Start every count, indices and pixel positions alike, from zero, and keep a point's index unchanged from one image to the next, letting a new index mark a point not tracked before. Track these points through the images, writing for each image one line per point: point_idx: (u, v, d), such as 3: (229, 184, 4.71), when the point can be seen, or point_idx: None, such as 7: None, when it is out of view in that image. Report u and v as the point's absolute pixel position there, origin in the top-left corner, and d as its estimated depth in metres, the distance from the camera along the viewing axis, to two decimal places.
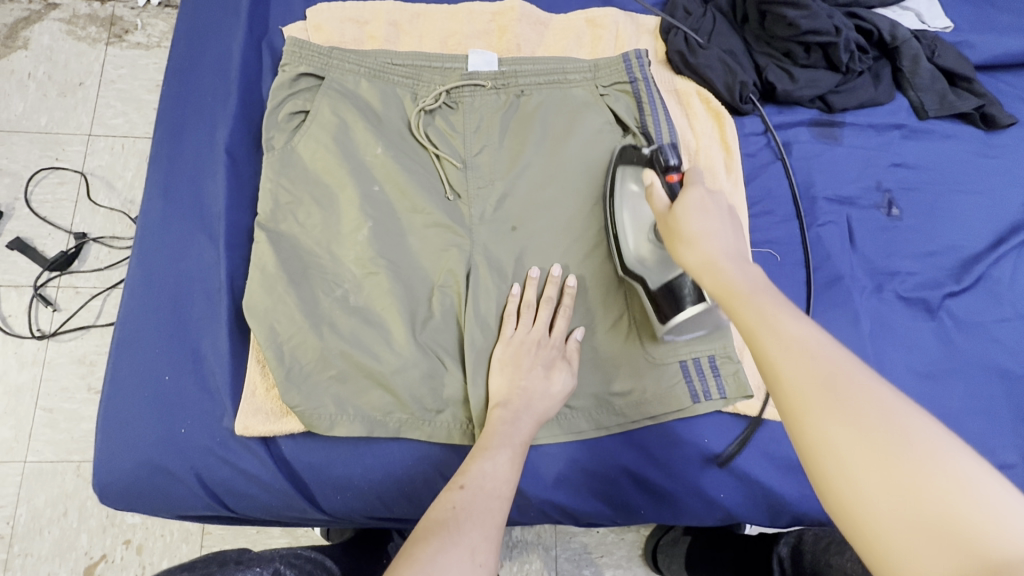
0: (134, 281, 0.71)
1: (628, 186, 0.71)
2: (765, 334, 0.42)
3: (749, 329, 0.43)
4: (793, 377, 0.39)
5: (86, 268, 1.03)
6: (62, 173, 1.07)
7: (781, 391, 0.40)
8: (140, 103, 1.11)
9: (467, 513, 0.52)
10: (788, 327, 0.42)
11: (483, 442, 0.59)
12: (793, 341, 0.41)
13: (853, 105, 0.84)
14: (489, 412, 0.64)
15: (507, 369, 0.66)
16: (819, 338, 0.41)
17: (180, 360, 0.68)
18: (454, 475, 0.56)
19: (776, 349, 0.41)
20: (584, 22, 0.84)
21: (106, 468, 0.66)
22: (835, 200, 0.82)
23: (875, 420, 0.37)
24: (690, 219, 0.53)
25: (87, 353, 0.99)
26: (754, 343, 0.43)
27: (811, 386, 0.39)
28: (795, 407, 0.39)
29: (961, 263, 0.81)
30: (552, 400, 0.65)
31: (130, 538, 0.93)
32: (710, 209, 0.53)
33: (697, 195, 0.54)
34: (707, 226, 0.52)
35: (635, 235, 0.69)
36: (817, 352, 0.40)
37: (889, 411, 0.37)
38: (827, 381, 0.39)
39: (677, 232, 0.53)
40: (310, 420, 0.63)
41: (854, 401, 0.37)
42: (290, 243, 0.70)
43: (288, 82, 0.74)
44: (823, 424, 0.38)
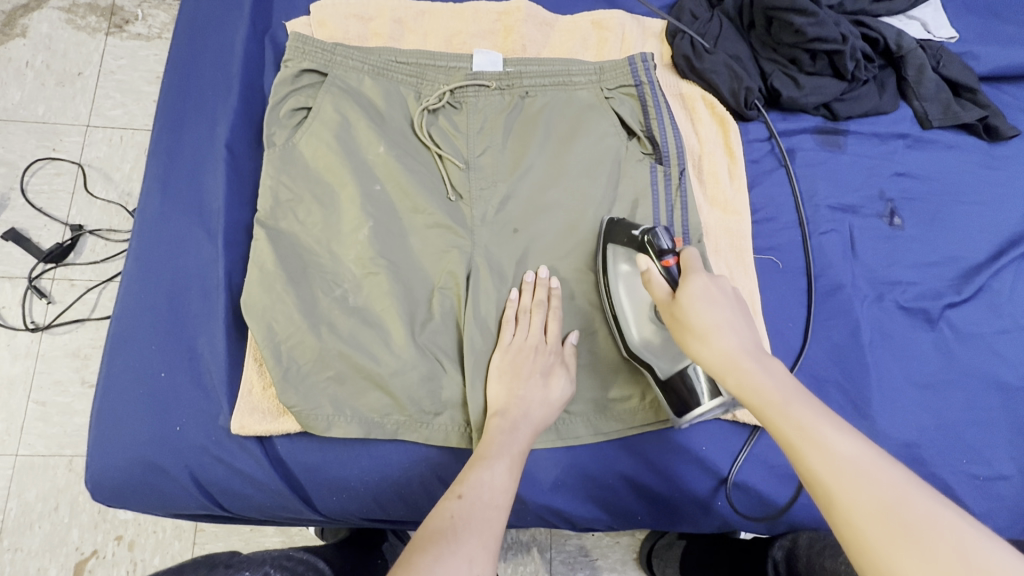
0: (131, 276, 0.70)
1: (620, 268, 0.69)
2: (810, 455, 0.43)
3: (791, 447, 0.44)
4: (851, 506, 0.40)
5: (81, 261, 1.02)
6: (58, 164, 1.05)
7: (841, 521, 0.40)
8: (139, 94, 1.10)
9: (465, 522, 0.51)
10: (830, 447, 0.42)
11: (481, 451, 0.59)
12: (839, 464, 0.41)
13: (857, 113, 0.84)
14: (488, 420, 0.63)
15: (504, 377, 0.65)
16: (863, 456, 0.41)
17: (177, 357, 0.67)
18: (452, 484, 0.56)
19: (820, 465, 0.42)
20: (590, 24, 0.83)
21: (100, 465, 0.65)
22: (838, 208, 0.82)
23: (945, 552, 0.36)
24: (703, 312, 0.54)
25: (82, 346, 0.98)
26: (801, 464, 0.44)
27: (872, 517, 0.39)
28: (861, 543, 0.39)
29: (962, 274, 0.81)
30: (551, 407, 0.65)
31: (121, 534, 0.93)
32: (718, 298, 0.55)
33: (700, 283, 0.56)
34: (718, 318, 0.53)
35: (636, 319, 0.68)
36: (866, 476, 0.40)
37: (956, 538, 0.36)
38: (885, 510, 0.39)
39: (690, 327, 0.55)
40: (307, 421, 0.63)
41: (919, 531, 0.37)
42: (290, 241, 0.69)
43: (290, 77, 0.74)
44: (893, 560, 0.37)
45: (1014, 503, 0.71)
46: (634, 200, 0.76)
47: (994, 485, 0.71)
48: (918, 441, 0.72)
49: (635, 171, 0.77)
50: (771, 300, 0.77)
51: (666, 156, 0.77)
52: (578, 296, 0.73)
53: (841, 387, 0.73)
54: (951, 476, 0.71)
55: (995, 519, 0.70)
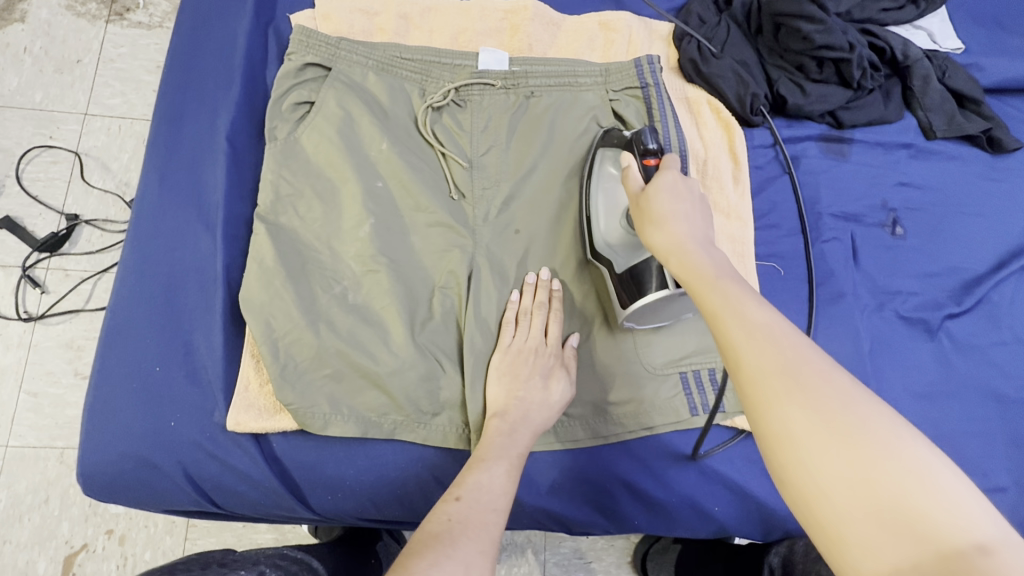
0: (127, 269, 0.69)
1: (606, 168, 0.71)
2: (726, 316, 0.43)
3: (713, 311, 0.44)
4: (752, 358, 0.40)
5: (77, 251, 1.01)
6: (55, 152, 1.04)
7: (742, 371, 0.40)
8: (139, 84, 1.09)
9: (463, 525, 0.51)
10: (749, 310, 0.42)
11: (479, 453, 0.59)
12: (753, 322, 0.41)
13: (862, 122, 0.84)
14: (487, 423, 0.62)
15: (504, 379, 0.65)
16: (780, 319, 0.41)
17: (172, 352, 0.66)
18: (450, 487, 0.55)
19: (733, 324, 0.42)
20: (597, 25, 0.83)
21: (91, 459, 0.64)
22: (841, 216, 0.81)
23: (833, 401, 0.36)
24: (663, 203, 0.55)
25: (75, 337, 0.97)
26: (716, 324, 0.43)
27: (771, 367, 0.39)
28: (755, 390, 0.39)
29: (962, 285, 0.81)
30: (551, 410, 0.65)
31: (112, 528, 0.92)
32: (681, 194, 0.56)
33: (670, 180, 0.57)
34: (678, 209, 0.54)
35: (608, 218, 0.69)
36: (778, 334, 0.40)
37: (847, 390, 0.37)
38: (786, 361, 0.39)
39: (649, 213, 0.56)
40: (304, 419, 0.62)
41: (814, 383, 0.37)
42: (289, 236, 0.68)
43: (294, 71, 0.73)
44: (781, 406, 0.37)
45: (1008, 515, 0.71)
46: None
47: (990, 497, 0.71)
48: None
49: None
50: (771, 307, 0.77)
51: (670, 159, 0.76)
52: (579, 299, 0.73)
53: None
54: None
55: None
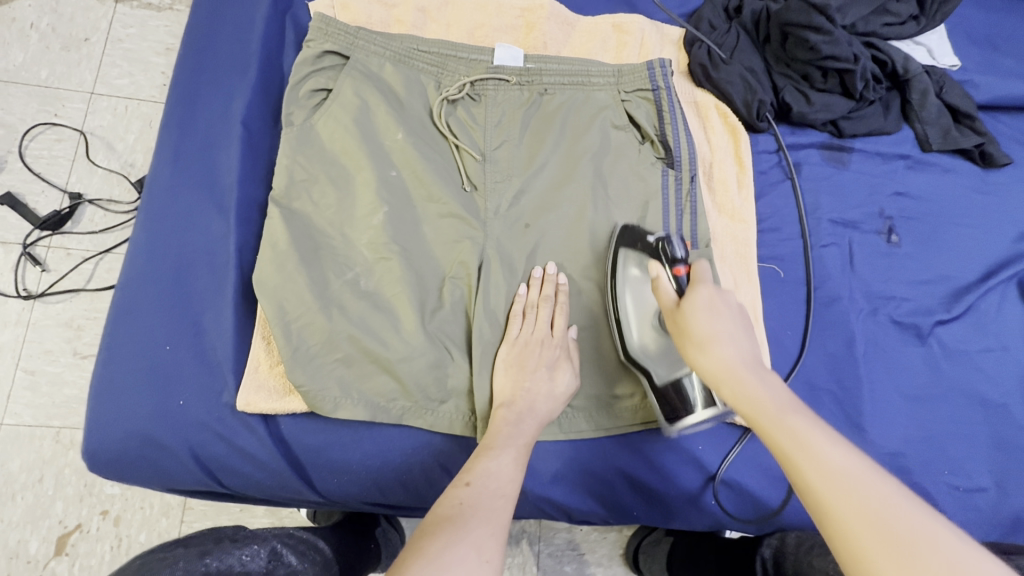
0: (139, 248, 0.70)
1: (630, 270, 0.72)
2: (801, 459, 0.45)
3: (784, 453, 0.47)
4: (841, 511, 0.42)
5: (79, 230, 1.00)
6: (59, 130, 1.03)
7: (829, 524, 0.42)
8: (146, 65, 1.08)
9: (472, 509, 0.52)
10: (824, 453, 0.45)
11: (487, 441, 0.60)
12: (831, 469, 0.44)
13: (862, 132, 0.87)
14: (494, 412, 0.64)
15: (511, 369, 0.66)
16: (856, 465, 0.44)
17: (181, 331, 0.66)
18: (459, 473, 0.56)
19: (810, 468, 0.44)
20: (611, 27, 0.84)
21: (98, 436, 0.64)
22: (839, 223, 0.84)
23: (932, 560, 0.38)
24: (705, 324, 0.57)
25: (75, 317, 0.97)
26: (792, 468, 0.46)
27: (861, 522, 0.41)
28: (851, 548, 0.40)
29: (953, 293, 0.84)
30: (556, 400, 0.66)
31: (107, 509, 0.91)
32: (720, 309, 0.58)
33: (706, 294, 0.59)
34: (720, 330, 0.56)
35: (638, 325, 0.70)
36: (859, 484, 0.42)
37: (941, 545, 0.38)
38: (876, 517, 0.41)
39: (692, 336, 0.57)
40: (314, 402, 0.63)
41: (907, 540, 0.39)
42: (302, 221, 0.69)
43: (312, 58, 0.74)
44: (880, 565, 0.39)
45: (989, 514, 0.74)
46: (643, 202, 0.77)
47: (972, 496, 0.74)
48: (904, 451, 0.75)
49: (647, 173, 0.78)
50: (770, 307, 0.79)
51: (678, 161, 0.78)
52: (586, 295, 0.75)
53: (833, 396, 0.76)
54: (933, 486, 0.74)
55: (971, 529, 0.73)
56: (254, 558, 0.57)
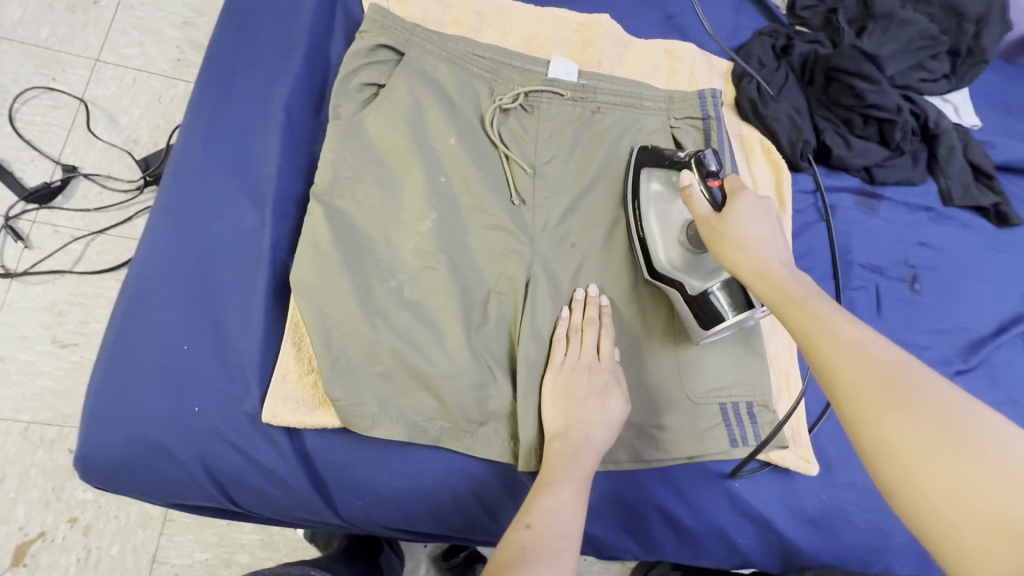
0: (159, 234, 0.64)
1: (651, 187, 0.71)
2: (820, 336, 0.43)
3: (803, 331, 0.45)
4: (851, 377, 0.40)
5: (69, 206, 0.91)
6: (56, 96, 0.95)
7: (837, 389, 0.40)
8: (160, 37, 1.01)
9: (535, 556, 0.51)
10: (842, 328, 0.43)
11: (543, 477, 0.58)
12: (846, 340, 0.42)
13: (892, 181, 0.89)
14: (546, 445, 0.61)
15: (560, 400, 0.63)
16: (873, 337, 0.41)
17: (202, 330, 0.61)
18: (519, 513, 0.55)
19: (828, 343, 0.42)
20: (663, 52, 0.84)
21: (96, 440, 0.57)
22: (868, 267, 0.85)
23: (935, 413, 0.36)
24: (744, 227, 0.55)
25: (58, 301, 0.88)
26: (809, 343, 0.44)
27: (868, 382, 0.39)
28: (854, 408, 0.39)
29: (968, 345, 0.84)
30: (610, 427, 0.62)
31: (76, 516, 0.82)
32: (762, 216, 0.56)
33: (749, 201, 0.56)
34: (761, 235, 0.54)
35: (663, 237, 0.69)
36: (872, 351, 0.40)
37: (949, 401, 0.36)
38: (885, 377, 0.39)
39: (731, 237, 0.55)
40: (350, 418, 0.58)
41: (912, 396, 0.37)
42: (344, 220, 0.64)
43: (365, 50, 0.70)
44: (879, 418, 0.37)
45: None
46: None
47: None
48: None
49: None
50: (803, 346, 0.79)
51: None
52: (628, 320, 0.72)
53: None
54: None
55: None
56: None
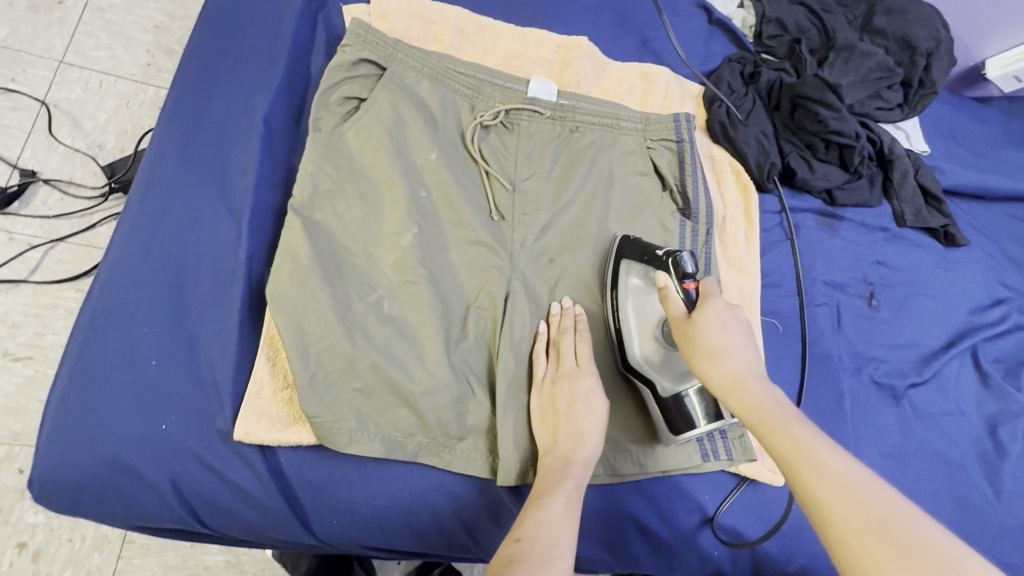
0: (129, 247, 0.62)
1: (630, 280, 0.71)
2: (805, 466, 0.43)
3: (786, 458, 0.45)
4: (843, 522, 0.40)
5: (27, 212, 0.87)
6: (15, 97, 0.91)
7: (830, 530, 0.40)
8: (129, 40, 0.98)
9: (527, 567, 0.49)
10: (827, 459, 0.43)
11: (535, 491, 0.58)
12: (832, 474, 0.42)
13: (851, 203, 0.94)
14: (540, 462, 0.61)
15: (547, 415, 0.64)
16: (859, 472, 0.42)
17: (173, 345, 0.59)
18: (510, 528, 0.54)
19: (813, 475, 0.43)
20: (638, 75, 0.87)
21: (57, 461, 0.55)
22: (830, 285, 0.89)
23: (927, 564, 0.36)
24: (713, 337, 0.56)
25: (11, 312, 0.83)
26: (795, 475, 0.44)
27: (860, 529, 0.39)
28: (851, 556, 0.39)
29: (921, 358, 0.89)
30: (596, 433, 0.63)
31: (26, 541, 0.77)
32: (732, 324, 0.56)
33: (718, 308, 0.57)
34: (731, 342, 0.55)
35: (639, 335, 0.69)
36: (860, 491, 0.41)
37: (944, 553, 0.37)
38: (877, 521, 0.39)
39: (701, 348, 0.56)
40: (327, 435, 0.57)
41: (905, 545, 0.37)
42: (324, 234, 0.63)
43: (347, 64, 0.70)
44: (880, 569, 0.37)
45: None
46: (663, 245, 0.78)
47: None
48: None
49: (667, 222, 0.80)
50: (770, 360, 0.82)
51: (695, 214, 0.81)
52: (605, 335, 0.74)
53: None
54: None
55: None
56: None
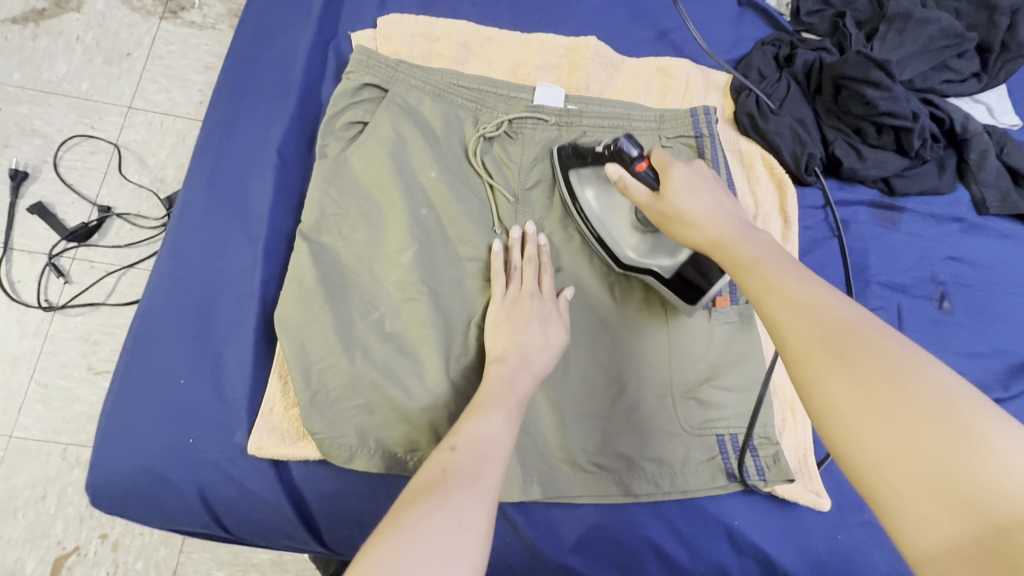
0: (163, 274, 0.68)
1: (585, 194, 0.70)
2: (771, 300, 0.43)
3: (756, 295, 0.44)
4: (797, 340, 0.39)
5: (104, 243, 0.99)
6: (94, 142, 1.04)
7: (787, 351, 0.40)
8: (184, 82, 1.09)
9: (457, 475, 0.47)
10: (792, 291, 0.42)
11: (477, 401, 0.56)
12: (796, 301, 0.41)
13: (915, 191, 0.82)
14: (487, 366, 0.61)
15: (501, 326, 0.64)
16: (825, 296, 0.41)
17: (199, 365, 0.64)
18: (445, 436, 0.52)
19: (776, 306, 0.42)
20: (655, 70, 0.82)
21: (104, 470, 0.62)
22: (888, 285, 0.79)
23: (870, 367, 0.35)
24: (685, 202, 0.55)
25: (92, 331, 0.95)
26: (761, 307, 0.44)
27: (813, 344, 0.38)
28: (802, 370, 0.39)
29: (1009, 369, 0.76)
30: (549, 355, 0.63)
31: (106, 532, 0.88)
32: (697, 187, 0.56)
33: (678, 175, 0.57)
34: (701, 203, 0.55)
35: (620, 236, 0.68)
36: (819, 311, 0.40)
37: (888, 356, 0.36)
38: (833, 338, 0.38)
39: (678, 215, 0.55)
40: (328, 450, 0.60)
41: (858, 355, 0.36)
42: (330, 256, 0.66)
43: (351, 90, 0.72)
44: (828, 379, 0.37)
45: None
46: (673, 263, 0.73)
47: None
48: None
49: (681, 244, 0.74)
50: None
51: None
52: (621, 345, 0.71)
53: None
54: None
55: None
56: None
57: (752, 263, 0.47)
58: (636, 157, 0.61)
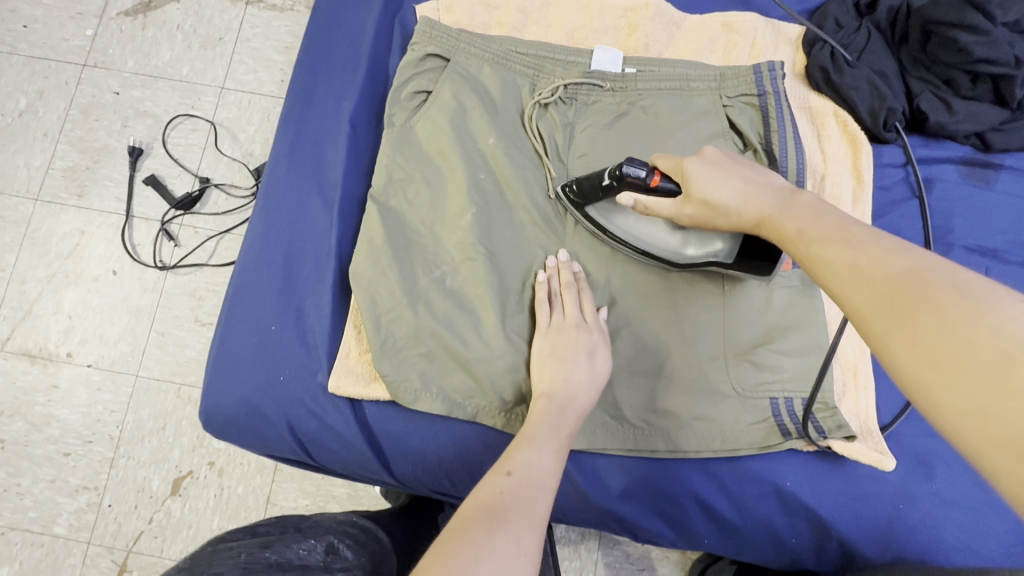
0: (254, 236, 0.77)
1: (611, 223, 0.69)
2: (824, 272, 0.44)
3: (813, 268, 0.45)
4: (854, 307, 0.39)
5: (205, 211, 1.12)
6: (195, 121, 1.16)
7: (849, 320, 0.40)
8: (268, 62, 1.18)
9: (513, 499, 0.49)
10: (838, 258, 0.43)
11: (527, 432, 0.58)
12: (843, 267, 0.42)
13: (1016, 146, 0.75)
14: (535, 403, 0.62)
15: (547, 357, 0.65)
16: (875, 254, 0.40)
17: (285, 315, 0.73)
18: (499, 461, 0.54)
19: (830, 278, 0.43)
20: (720, 26, 0.79)
21: (211, 401, 0.72)
22: (976, 249, 0.73)
23: (927, 320, 0.34)
24: (711, 195, 0.58)
25: (198, 288, 1.09)
26: (820, 279, 0.44)
27: (868, 308, 0.38)
28: (867, 335, 0.38)
29: None
30: (597, 386, 0.63)
31: (213, 460, 1.03)
32: (719, 174, 0.59)
33: (696, 169, 0.59)
34: (729, 187, 0.57)
35: (666, 245, 0.67)
36: (868, 272, 0.39)
37: (948, 304, 0.34)
38: (886, 297, 0.37)
39: (710, 210, 0.59)
40: (397, 391, 0.67)
41: (912, 311, 0.35)
42: (397, 218, 0.72)
43: (416, 61, 0.76)
44: (888, 342, 0.36)
45: None
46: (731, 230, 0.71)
47: None
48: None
49: None
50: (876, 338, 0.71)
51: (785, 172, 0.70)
52: (674, 306, 0.71)
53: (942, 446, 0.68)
54: None
55: None
56: (310, 552, 0.59)
57: (796, 235, 0.49)
58: (646, 175, 0.62)
